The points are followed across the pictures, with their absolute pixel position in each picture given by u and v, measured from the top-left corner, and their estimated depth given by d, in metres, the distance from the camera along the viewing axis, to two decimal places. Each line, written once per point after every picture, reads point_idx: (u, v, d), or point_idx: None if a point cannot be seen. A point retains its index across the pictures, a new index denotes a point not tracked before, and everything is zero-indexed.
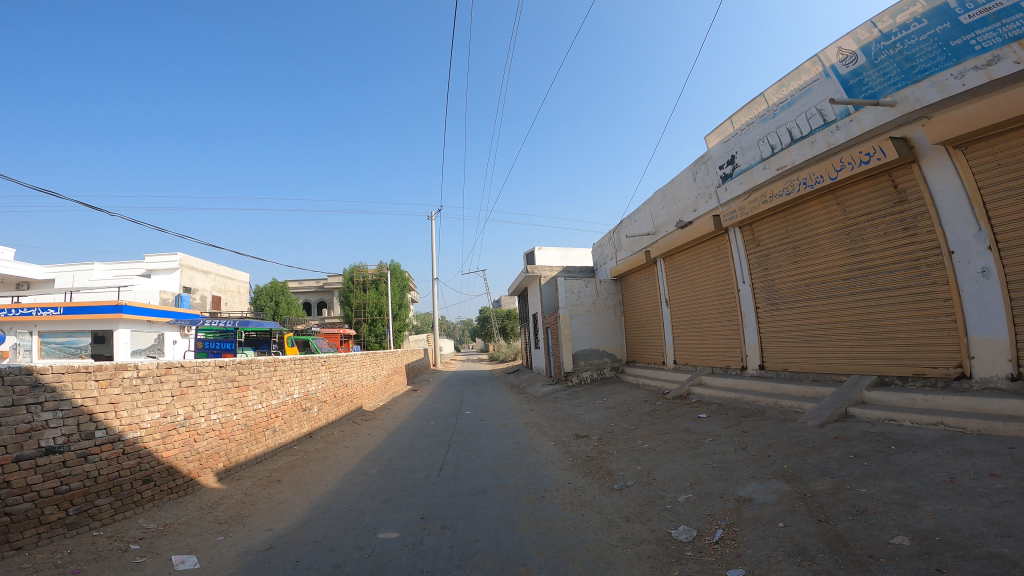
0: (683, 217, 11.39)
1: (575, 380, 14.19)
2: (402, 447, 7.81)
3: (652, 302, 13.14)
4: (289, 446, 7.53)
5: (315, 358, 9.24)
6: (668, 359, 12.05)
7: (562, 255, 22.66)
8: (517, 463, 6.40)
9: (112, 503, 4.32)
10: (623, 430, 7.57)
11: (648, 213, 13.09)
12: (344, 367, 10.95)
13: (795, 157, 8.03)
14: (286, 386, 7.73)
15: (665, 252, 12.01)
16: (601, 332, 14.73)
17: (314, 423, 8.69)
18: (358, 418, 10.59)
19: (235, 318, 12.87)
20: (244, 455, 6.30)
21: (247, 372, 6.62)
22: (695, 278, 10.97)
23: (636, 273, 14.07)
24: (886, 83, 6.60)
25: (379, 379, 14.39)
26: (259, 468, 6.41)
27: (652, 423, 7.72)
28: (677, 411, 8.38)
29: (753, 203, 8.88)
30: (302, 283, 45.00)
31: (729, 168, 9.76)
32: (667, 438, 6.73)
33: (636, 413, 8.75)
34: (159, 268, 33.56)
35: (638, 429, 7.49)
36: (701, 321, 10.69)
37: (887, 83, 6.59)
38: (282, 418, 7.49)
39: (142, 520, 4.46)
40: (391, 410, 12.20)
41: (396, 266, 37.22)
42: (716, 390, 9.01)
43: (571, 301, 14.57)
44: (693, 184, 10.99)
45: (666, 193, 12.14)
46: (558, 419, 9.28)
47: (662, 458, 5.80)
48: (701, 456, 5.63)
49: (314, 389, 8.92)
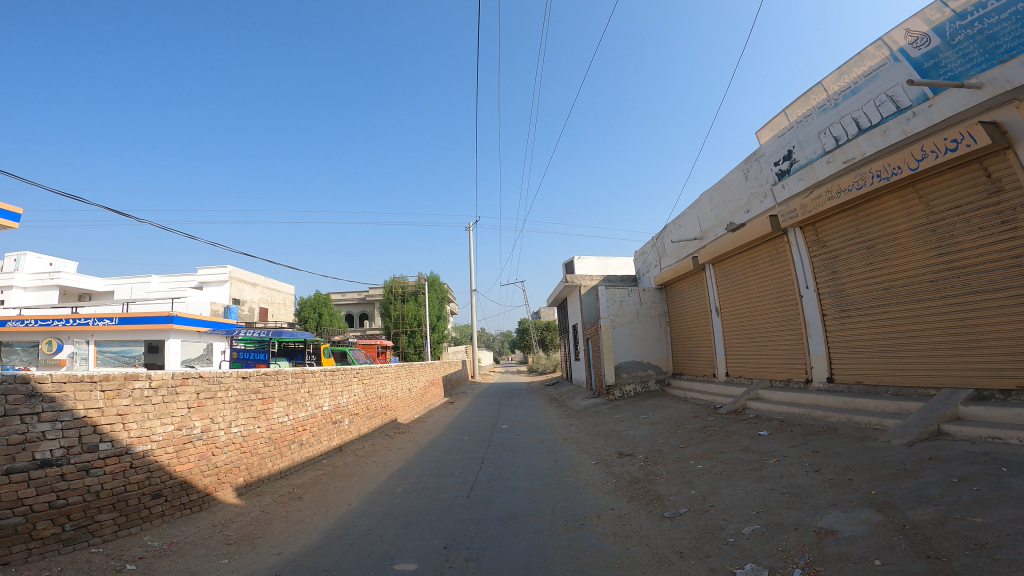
0: (733, 219, 10.60)
1: (617, 394, 13.45)
2: (433, 463, 7.36)
3: (700, 311, 12.30)
4: (316, 460, 7.21)
5: (347, 369, 8.98)
6: (720, 371, 11.18)
7: (603, 264, 21.94)
8: (555, 485, 5.83)
9: (117, 518, 4.04)
10: (673, 449, 6.88)
11: (694, 216, 12.33)
12: (378, 379, 10.66)
13: (865, 148, 7.19)
14: (316, 398, 7.45)
15: (715, 257, 11.20)
16: (645, 343, 13.95)
17: (344, 437, 8.38)
18: (391, 432, 10.23)
19: (273, 329, 12.70)
20: (266, 469, 6.00)
21: (273, 383, 6.35)
22: (749, 284, 10.13)
23: (683, 280, 13.26)
24: (968, 65, 5.84)
25: (415, 392, 14.10)
26: (282, 483, 6.09)
27: (705, 442, 6.98)
28: (733, 429, 7.59)
29: (816, 201, 8.06)
30: (345, 295, 45.81)
31: (785, 165, 8.96)
32: (724, 459, 5.99)
33: (687, 430, 8.00)
34: (210, 281, 34.86)
35: (689, 449, 6.77)
36: (758, 330, 9.83)
37: (970, 65, 5.82)
38: (310, 432, 7.19)
39: (147, 537, 4.15)
40: (426, 423, 11.82)
41: (436, 278, 37.32)
42: (777, 406, 8.17)
43: (613, 311, 13.89)
44: (745, 184, 10.20)
45: (715, 194, 11.37)
46: (599, 436, 8.62)
47: (720, 483, 5.11)
48: (767, 481, 4.89)
49: (346, 401, 8.61)
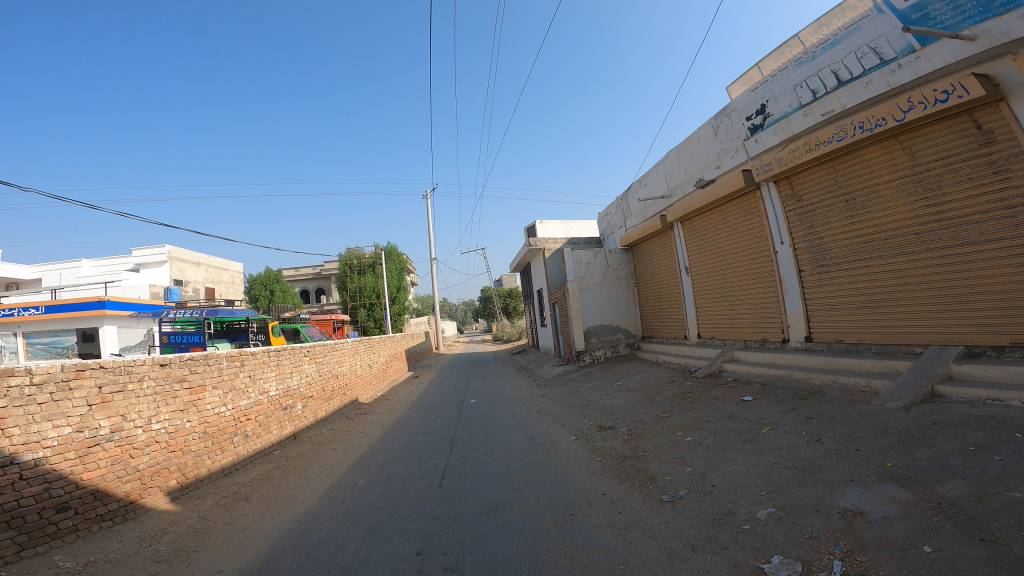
0: (703, 175, 10.16)
1: (587, 360, 13.14)
2: (399, 448, 6.76)
3: (668, 272, 11.98)
4: (266, 453, 6.47)
5: (297, 348, 8.16)
6: (691, 333, 10.96)
7: (565, 227, 21.40)
8: (534, 468, 5.33)
9: (16, 536, 3.33)
10: (655, 420, 6.51)
11: (661, 174, 11.83)
12: (333, 357, 9.87)
13: (846, 100, 6.74)
14: (260, 384, 6.65)
15: (683, 216, 10.79)
16: (613, 306, 13.60)
17: (298, 423, 7.64)
18: (351, 413, 9.54)
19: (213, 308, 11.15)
20: (205, 468, 5.25)
21: (203, 370, 5.50)
22: (721, 242, 9.78)
23: (650, 241, 12.88)
24: (959, 17, 5.37)
25: (376, 368, 13.39)
26: (226, 482, 5.36)
27: (688, 411, 6.65)
28: (714, 394, 7.30)
29: (793, 154, 7.65)
30: (298, 270, 43.82)
31: (759, 119, 8.48)
32: (713, 429, 5.65)
33: (665, 398, 7.68)
34: (148, 262, 32.51)
35: (672, 420, 6.43)
36: (731, 290, 9.55)
37: (961, 17, 5.35)
38: (256, 421, 6.44)
39: (59, 558, 3.43)
40: (389, 401, 11.18)
41: (392, 248, 36.01)
42: (756, 367, 7.93)
43: (579, 275, 13.41)
44: (715, 139, 9.73)
45: (683, 151, 10.87)
46: (574, 408, 8.22)
47: (717, 459, 4.74)
48: (768, 456, 4.53)
49: (297, 384, 7.83)
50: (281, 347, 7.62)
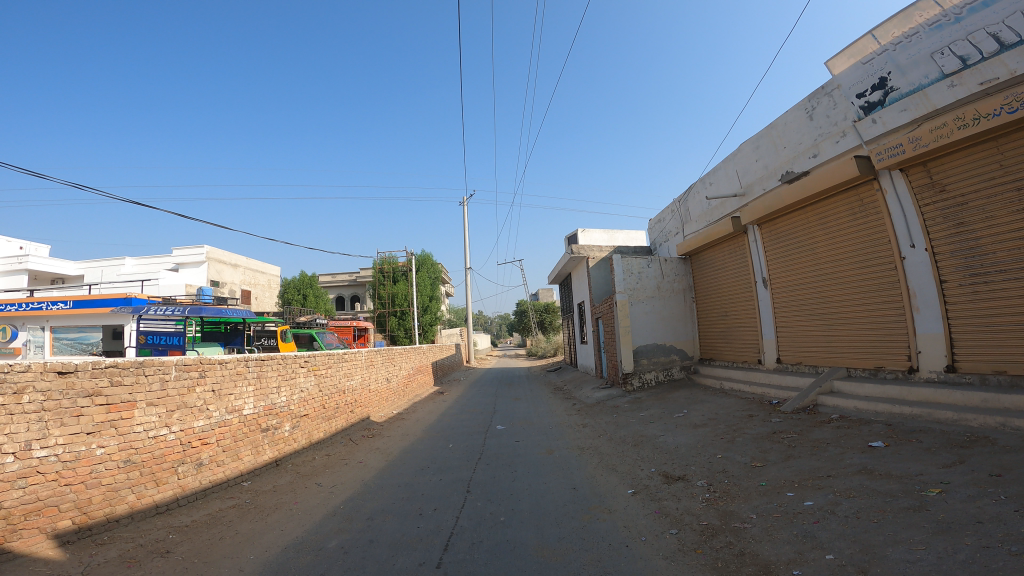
0: (791, 167, 8.38)
1: (636, 384, 11.29)
2: (401, 488, 5.27)
3: (738, 283, 10.13)
4: (229, 483, 5.11)
5: (291, 356, 6.81)
6: (768, 357, 9.07)
7: (610, 236, 19.66)
8: (578, 541, 3.68)
9: None
10: (746, 472, 4.81)
11: (733, 169, 10.10)
12: (341, 368, 8.49)
13: (1016, 66, 4.97)
14: (227, 400, 5.22)
15: (763, 217, 8.97)
16: (668, 323, 11.77)
17: (282, 447, 6.24)
18: (357, 436, 8.10)
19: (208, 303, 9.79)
20: (123, 505, 3.91)
21: (135, 384, 4.14)
22: (814, 247, 7.96)
23: (713, 248, 11.07)
24: None
25: (396, 383, 11.96)
26: (152, 526, 3.99)
27: (789, 462, 4.89)
28: (819, 439, 5.52)
29: (936, 131, 5.76)
30: (336, 277, 43.54)
31: (875, 96, 6.72)
32: (843, 491, 3.95)
33: (750, 439, 5.92)
34: (188, 262, 32.55)
35: (771, 473, 4.71)
36: (827, 306, 7.69)
37: None
38: (220, 443, 5.08)
39: None
40: (405, 421, 9.70)
41: (428, 256, 35.00)
42: (875, 406, 6.16)
43: (630, 285, 11.66)
44: (811, 123, 7.97)
45: (764, 141, 9.12)
46: (626, 446, 6.54)
47: (878, 541, 3.03)
48: (970, 539, 2.81)
49: (285, 400, 6.44)
50: (270, 353, 6.27)
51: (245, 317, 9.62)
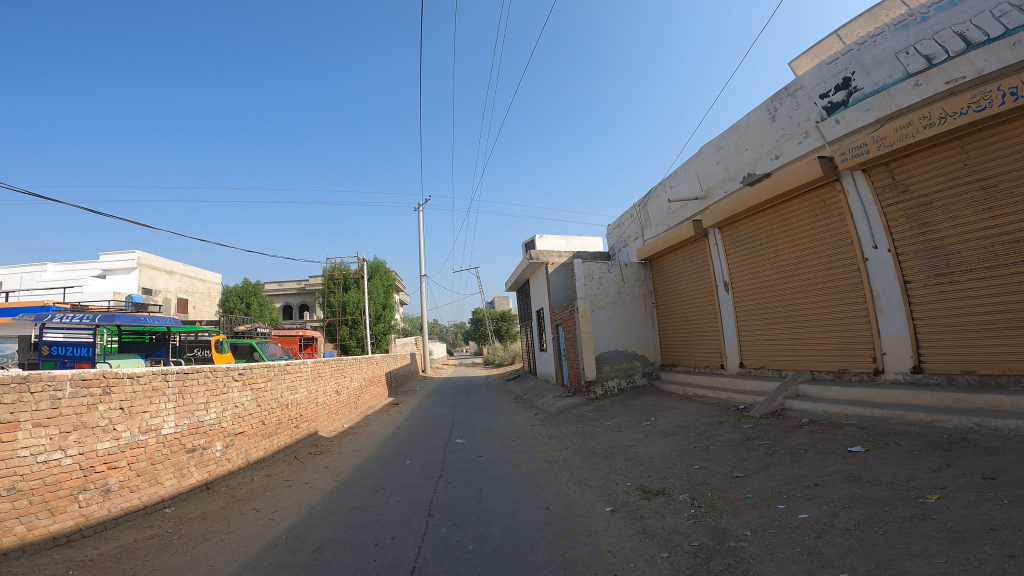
0: (755, 168, 8.41)
1: (599, 392, 11.04)
2: (353, 512, 4.75)
3: (699, 288, 10.06)
4: (147, 511, 4.51)
5: (225, 369, 6.13)
6: (731, 362, 9.02)
7: (566, 241, 19.55)
8: (563, 569, 3.29)
9: None
10: (731, 484, 4.63)
11: (695, 171, 10.10)
12: (284, 381, 7.79)
13: (985, 64, 5.06)
14: (139, 418, 4.60)
15: (725, 219, 8.94)
16: (630, 328, 11.63)
17: (213, 469, 5.56)
18: (302, 453, 7.43)
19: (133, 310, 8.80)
20: (10, 537, 3.40)
21: (17, 402, 3.62)
22: (777, 250, 7.95)
23: (673, 252, 11.03)
24: None
25: (346, 394, 11.23)
26: (48, 560, 3.45)
27: (772, 471, 4.74)
28: (795, 445, 5.42)
29: (900, 131, 5.79)
30: (282, 285, 41.63)
31: (838, 96, 6.75)
32: (837, 501, 3.86)
33: (724, 447, 5.76)
34: (116, 267, 30.14)
35: (755, 484, 4.54)
36: (791, 308, 7.67)
37: None
38: (135, 467, 4.49)
39: None
40: (357, 436, 9.06)
41: (379, 263, 33.95)
42: (845, 409, 6.11)
43: (592, 291, 11.43)
44: (773, 125, 8.03)
45: (726, 143, 9.16)
46: (597, 458, 6.25)
47: (894, 555, 2.85)
48: (987, 547, 2.71)
49: (216, 416, 5.75)
50: (191, 364, 5.53)
51: (172, 326, 8.63)
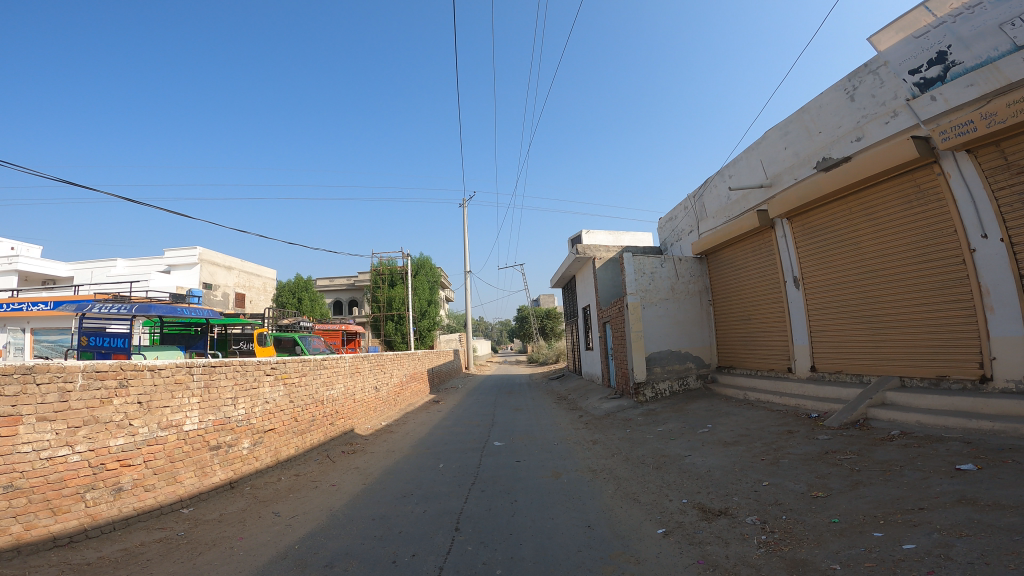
0: (831, 153, 7.50)
1: (649, 395, 10.29)
2: (376, 522, 4.35)
3: (762, 284, 9.19)
4: (162, 511, 4.27)
5: (258, 363, 5.88)
6: (800, 365, 8.13)
7: (614, 236, 18.76)
8: None
9: None
10: (809, 506, 3.91)
11: (757, 158, 9.21)
12: (319, 375, 7.55)
13: None
14: (159, 413, 4.35)
15: (794, 209, 8.06)
16: (683, 327, 10.79)
17: (239, 468, 5.31)
18: (335, 452, 7.15)
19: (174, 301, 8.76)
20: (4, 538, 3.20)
21: (22, 396, 3.39)
22: (857, 242, 7.04)
23: (733, 246, 10.17)
24: None
25: (385, 391, 10.97)
26: (42, 562, 3.23)
27: (861, 491, 3.99)
28: (885, 461, 4.60)
29: (1015, 105, 4.83)
30: (333, 281, 42.64)
31: (932, 72, 5.89)
32: (950, 529, 3.12)
33: (798, 462, 4.99)
34: (180, 263, 31.58)
35: (842, 506, 3.80)
36: (875, 308, 6.76)
37: None
38: (150, 465, 4.24)
39: None
40: (394, 434, 8.74)
41: (426, 259, 34.09)
42: (946, 420, 5.23)
43: (642, 286, 10.70)
44: (852, 105, 7.12)
45: (794, 126, 8.25)
46: (648, 469, 5.60)
47: None
48: None
49: (244, 412, 5.50)
50: (222, 358, 5.30)
51: (211, 317, 8.49)
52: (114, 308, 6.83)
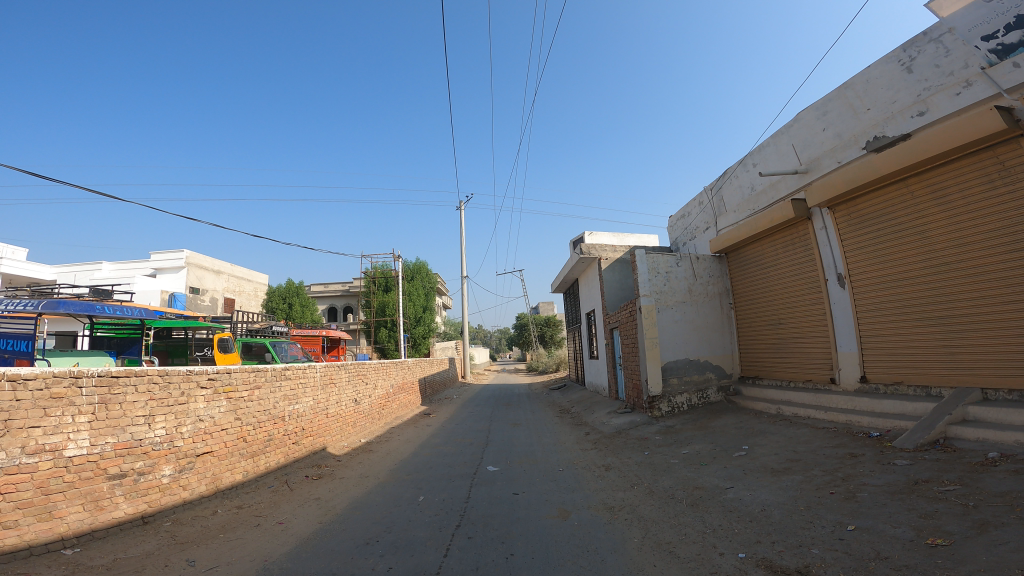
0: (883, 132, 6.42)
1: (665, 410, 9.10)
2: None
3: (795, 284, 8.08)
4: (30, 554, 3.32)
5: (177, 371, 4.70)
6: (847, 376, 6.98)
7: (619, 237, 17.62)
8: None
9: None
10: (933, 560, 2.76)
11: (788, 143, 8.12)
12: (277, 388, 6.39)
13: None
14: (20, 435, 3.38)
15: (837, 197, 6.97)
16: (702, 333, 9.65)
17: (155, 500, 4.31)
18: (296, 477, 5.96)
19: (100, 296, 7.50)
20: None
21: None
22: (921, 231, 5.96)
23: (758, 243, 9.05)
24: None
25: (367, 404, 9.78)
26: None
27: (998, 536, 2.84)
28: (1004, 492, 3.42)
29: None
30: (328, 287, 41.48)
31: (1013, 37, 4.92)
32: None
33: (883, 498, 3.82)
34: (165, 267, 30.40)
35: (982, 560, 2.65)
36: (948, 309, 5.67)
37: None
38: (13, 498, 3.30)
39: None
40: (372, 454, 7.55)
41: (422, 264, 32.94)
42: None
43: (656, 288, 9.56)
44: (909, 77, 6.04)
45: (836, 104, 7.15)
46: (682, 506, 4.43)
47: None
48: None
49: (163, 433, 4.44)
50: (133, 367, 4.26)
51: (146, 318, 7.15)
52: (12, 305, 5.55)
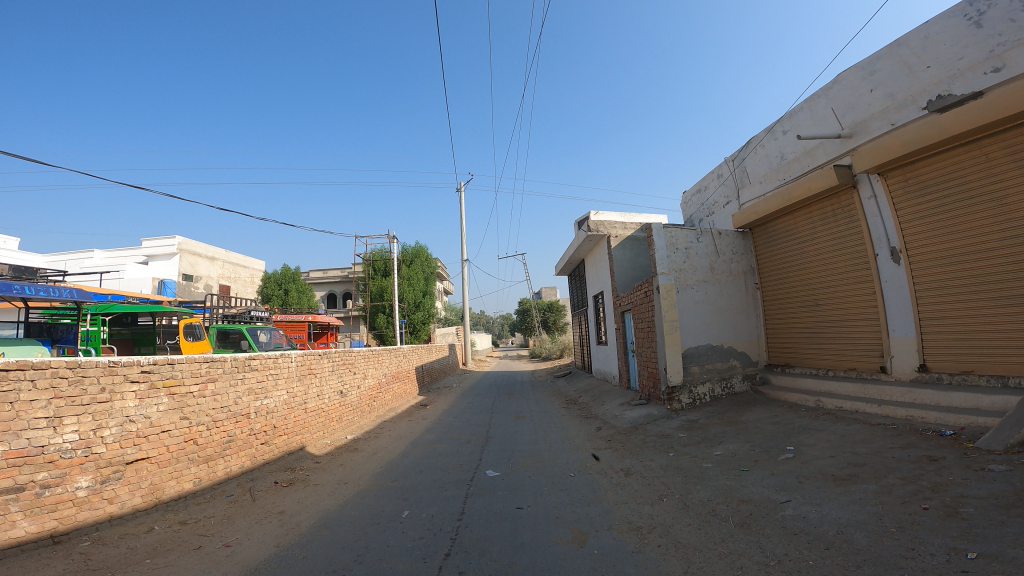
0: (942, 94, 5.49)
1: (685, 402, 8.19)
2: None
3: (837, 260, 7.10)
4: None
5: (98, 361, 3.86)
6: (901, 365, 6.05)
7: (625, 215, 16.53)
8: None
9: None
10: None
11: (825, 107, 7.11)
12: (240, 381, 5.51)
13: None
14: None
15: (889, 165, 6.00)
16: (726, 316, 8.71)
17: (69, 516, 3.49)
18: (262, 484, 5.10)
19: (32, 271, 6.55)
20: None
21: None
22: (1001, 196, 4.99)
23: (789, 218, 8.07)
24: None
25: (354, 396, 8.88)
26: None
27: None
28: None
29: None
30: (326, 273, 40.58)
31: None
32: None
33: (998, 514, 2.96)
34: (158, 254, 29.54)
35: None
36: None
37: None
38: None
39: None
40: (355, 454, 6.67)
41: (421, 248, 31.96)
42: None
43: (675, 265, 8.61)
44: (979, 33, 5.21)
45: (885, 62, 6.17)
46: (730, 526, 3.54)
47: None
48: None
49: (77, 439, 3.62)
50: (27, 359, 3.43)
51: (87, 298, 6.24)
52: None
